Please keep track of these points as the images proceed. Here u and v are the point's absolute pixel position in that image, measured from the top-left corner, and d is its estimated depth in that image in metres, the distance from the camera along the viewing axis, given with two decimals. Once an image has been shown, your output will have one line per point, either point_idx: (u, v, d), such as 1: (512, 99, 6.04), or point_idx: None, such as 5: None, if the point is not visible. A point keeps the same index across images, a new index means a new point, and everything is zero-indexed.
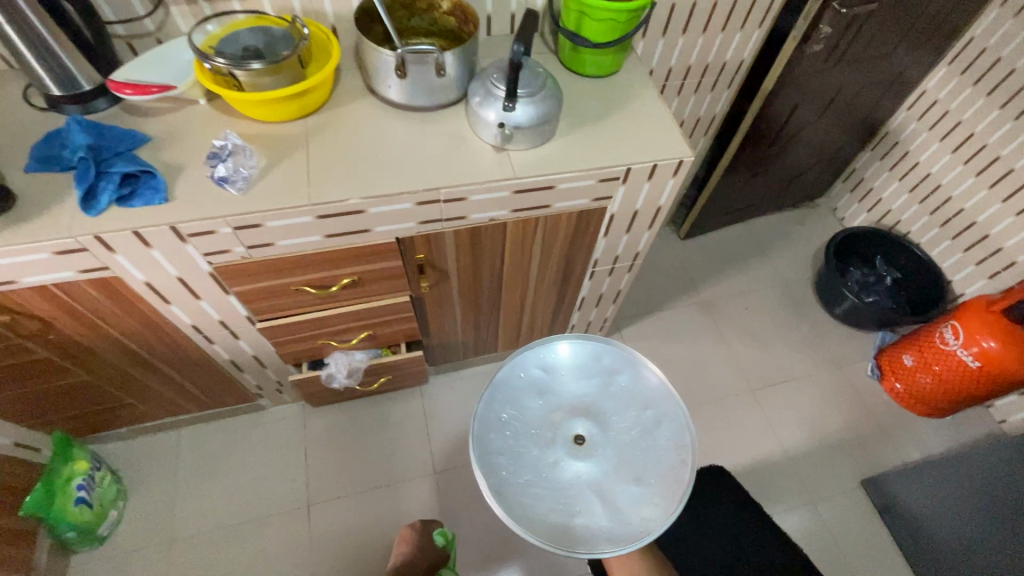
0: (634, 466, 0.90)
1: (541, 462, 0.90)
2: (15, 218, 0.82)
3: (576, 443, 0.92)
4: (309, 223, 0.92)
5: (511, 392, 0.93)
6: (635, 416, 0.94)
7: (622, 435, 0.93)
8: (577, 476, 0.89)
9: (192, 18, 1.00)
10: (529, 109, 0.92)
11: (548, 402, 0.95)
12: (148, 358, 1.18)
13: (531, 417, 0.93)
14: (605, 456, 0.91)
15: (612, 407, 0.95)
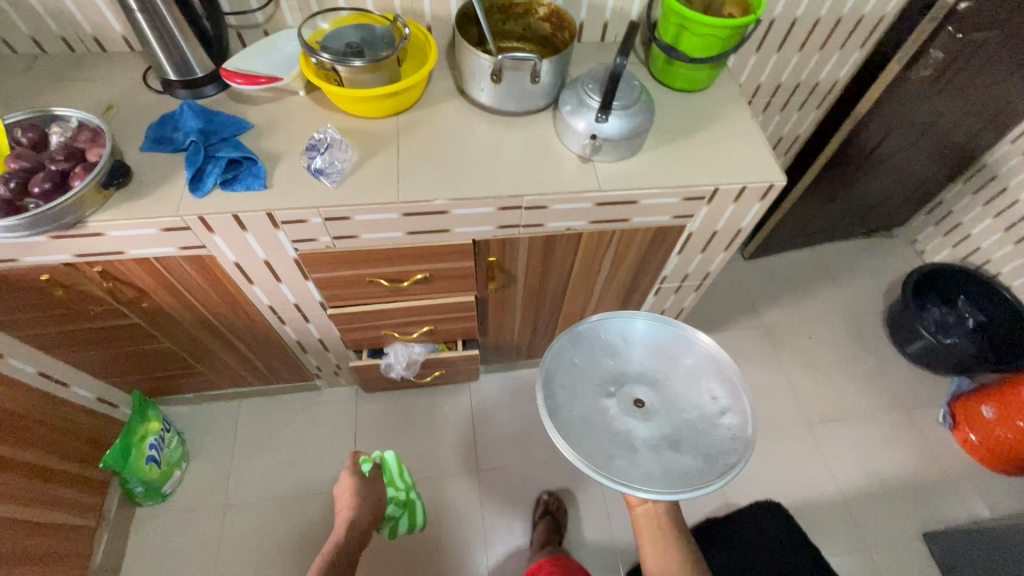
0: (691, 443, 0.87)
1: (594, 405, 0.90)
2: (130, 194, 0.88)
3: (633, 401, 0.90)
4: (394, 220, 0.94)
5: (584, 343, 0.95)
6: (699, 401, 0.92)
7: (684, 412, 0.90)
8: (627, 430, 0.88)
9: (299, 13, 1.04)
10: (621, 122, 0.91)
11: (615, 360, 0.95)
12: (225, 332, 1.24)
13: (594, 369, 0.94)
14: (662, 424, 0.89)
15: (679, 386, 0.93)
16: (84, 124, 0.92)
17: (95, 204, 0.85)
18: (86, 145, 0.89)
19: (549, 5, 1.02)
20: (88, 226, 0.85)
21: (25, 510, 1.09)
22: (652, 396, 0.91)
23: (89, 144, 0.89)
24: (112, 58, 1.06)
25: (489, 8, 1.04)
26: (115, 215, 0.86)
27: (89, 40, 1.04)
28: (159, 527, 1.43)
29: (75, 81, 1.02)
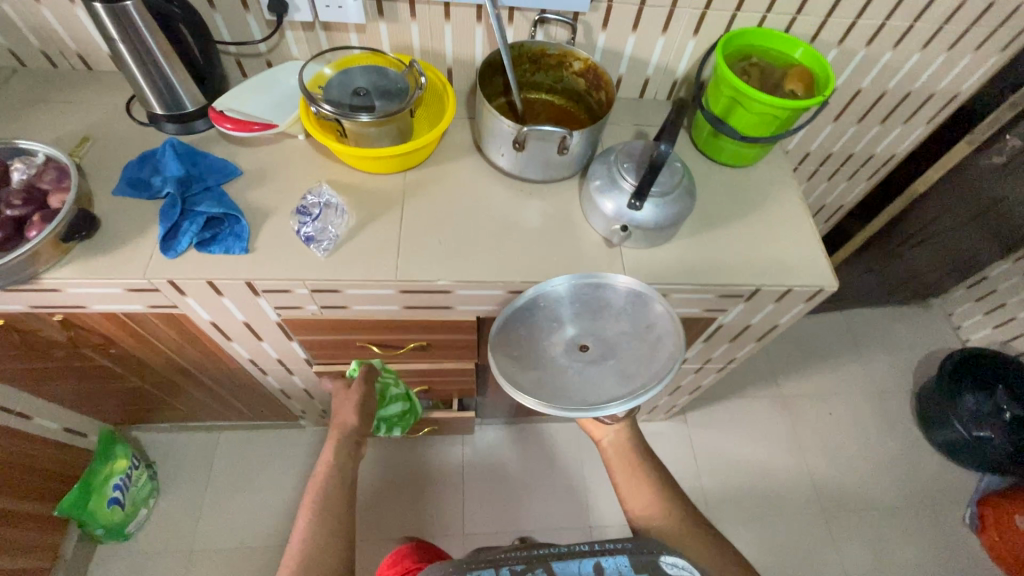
0: (639, 355, 0.77)
1: (536, 364, 0.78)
2: (93, 248, 0.77)
3: (574, 344, 0.79)
4: (390, 295, 0.83)
5: (519, 326, 0.79)
6: (642, 315, 0.78)
7: (629, 335, 0.78)
8: (576, 379, 0.76)
9: (306, 45, 0.93)
10: (657, 209, 0.79)
11: (550, 308, 0.79)
12: (202, 375, 1.14)
13: (529, 329, 0.80)
14: (616, 356, 0.78)
15: (613, 319, 0.79)
16: (52, 160, 0.81)
17: (52, 260, 0.74)
18: (51, 187, 0.78)
19: (585, 61, 0.90)
20: (42, 282, 0.75)
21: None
22: (590, 335, 0.79)
23: (54, 187, 0.79)
24: (98, 77, 0.96)
25: (518, 57, 0.92)
26: (73, 273, 0.75)
27: (73, 57, 0.94)
28: (120, 568, 1.34)
29: (53, 102, 0.92)
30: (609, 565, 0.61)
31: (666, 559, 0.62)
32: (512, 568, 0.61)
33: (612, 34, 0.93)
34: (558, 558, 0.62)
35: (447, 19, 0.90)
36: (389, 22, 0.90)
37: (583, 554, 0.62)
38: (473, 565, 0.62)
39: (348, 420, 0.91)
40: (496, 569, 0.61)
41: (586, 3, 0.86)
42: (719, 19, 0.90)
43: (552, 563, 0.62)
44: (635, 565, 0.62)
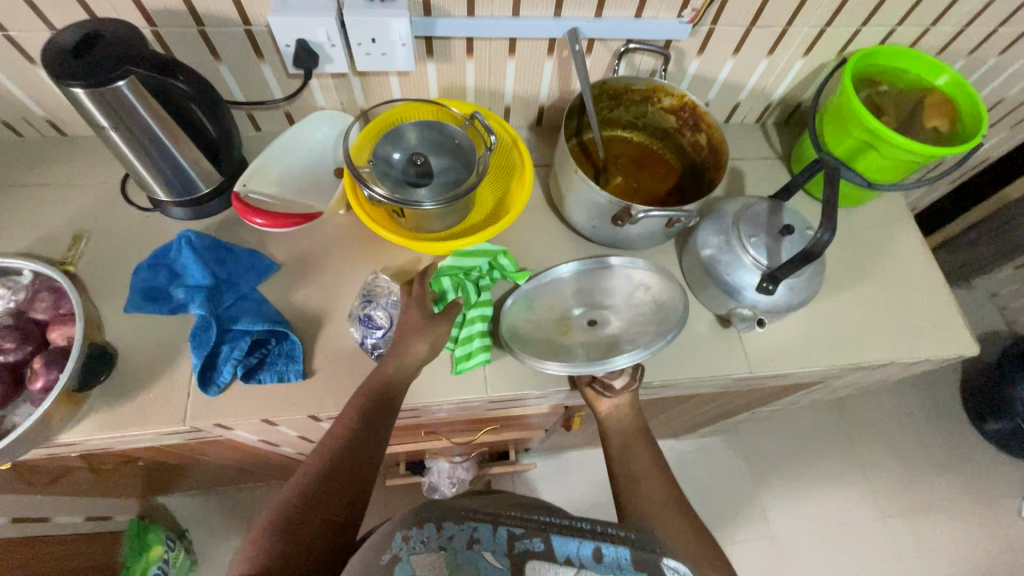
0: (647, 322, 0.70)
1: (544, 344, 0.70)
2: (114, 389, 0.63)
3: (581, 321, 0.72)
4: (475, 404, 0.71)
5: (523, 315, 0.72)
6: (653, 290, 0.72)
7: (639, 310, 0.72)
8: (590, 352, 0.69)
9: (335, 92, 0.75)
10: (789, 292, 0.67)
11: (552, 294, 0.74)
12: (233, 463, 1.00)
13: (534, 314, 0.73)
14: (625, 331, 0.70)
15: (618, 298, 0.73)
16: (41, 277, 0.66)
17: (68, 415, 0.60)
18: (48, 316, 0.63)
19: (681, 98, 0.74)
20: (58, 441, 0.61)
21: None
22: (595, 315, 0.73)
23: (51, 314, 0.63)
24: (77, 145, 0.77)
25: (597, 96, 0.76)
26: (93, 426, 0.61)
27: (42, 124, 0.75)
28: None
29: (25, 185, 0.74)
30: (612, 555, 0.39)
31: (668, 562, 0.40)
32: (510, 530, 0.40)
33: (707, 59, 0.76)
34: (561, 530, 0.40)
35: (511, 55, 0.72)
36: (439, 63, 0.72)
37: (589, 533, 0.40)
38: (473, 516, 0.41)
39: (408, 356, 0.62)
40: (495, 525, 0.40)
41: (685, 29, 0.70)
42: (838, 36, 0.75)
43: (554, 534, 0.40)
44: (639, 562, 0.39)
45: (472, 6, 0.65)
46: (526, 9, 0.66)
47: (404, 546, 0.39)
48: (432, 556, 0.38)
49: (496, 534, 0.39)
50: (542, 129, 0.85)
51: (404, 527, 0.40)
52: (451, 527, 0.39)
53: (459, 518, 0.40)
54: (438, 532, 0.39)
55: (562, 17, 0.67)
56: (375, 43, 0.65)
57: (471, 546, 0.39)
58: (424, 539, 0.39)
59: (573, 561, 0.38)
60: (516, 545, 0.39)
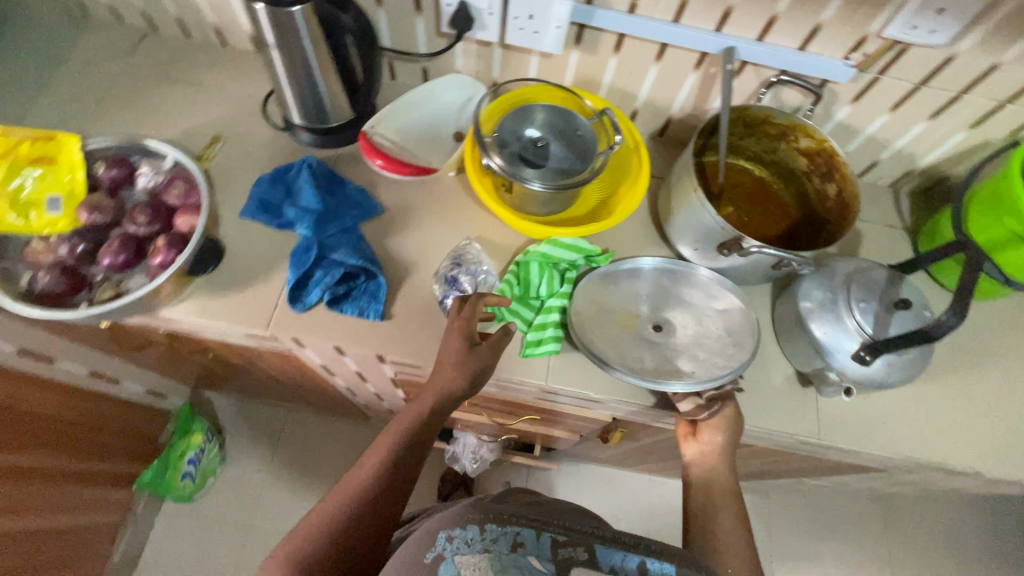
0: (711, 343, 0.68)
1: (605, 334, 0.69)
2: (215, 282, 0.68)
3: (647, 320, 0.70)
4: (530, 390, 0.72)
5: (592, 297, 0.71)
6: (727, 314, 0.70)
7: (707, 326, 0.70)
8: (647, 357, 0.68)
9: (475, 59, 0.77)
10: (887, 369, 0.63)
11: (625, 286, 0.72)
12: (283, 380, 1.06)
13: (604, 299, 0.71)
14: (688, 344, 0.69)
15: (690, 307, 0.71)
16: (179, 167, 0.71)
17: (173, 292, 0.66)
18: (178, 203, 0.69)
19: (821, 142, 0.71)
20: (158, 315, 0.67)
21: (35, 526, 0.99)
22: (663, 317, 0.71)
23: (181, 202, 0.69)
24: (232, 56, 0.83)
25: (734, 121, 0.73)
26: (190, 311, 0.66)
27: (209, 30, 0.81)
28: (179, 529, 1.36)
29: (181, 81, 0.80)
30: (658, 570, 0.40)
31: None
32: (555, 537, 0.41)
33: (860, 109, 0.72)
34: (607, 542, 0.41)
35: (657, 61, 0.71)
36: (583, 53, 0.72)
37: (635, 549, 0.41)
38: (516, 519, 0.42)
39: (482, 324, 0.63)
40: (539, 530, 0.41)
41: (847, 73, 0.66)
42: (1016, 115, 0.68)
43: (600, 543, 0.41)
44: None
45: (634, 4, 0.65)
46: (687, 18, 0.65)
47: (449, 545, 0.40)
48: (478, 557, 0.39)
49: (540, 539, 0.40)
50: (662, 140, 0.84)
51: (448, 526, 0.41)
52: (495, 530, 0.40)
53: (503, 522, 0.41)
54: (482, 535, 0.40)
55: (721, 33, 0.66)
56: (532, 20, 0.67)
57: (516, 549, 0.40)
58: (468, 540, 0.40)
59: (616, 570, 0.40)
60: (561, 553, 0.40)
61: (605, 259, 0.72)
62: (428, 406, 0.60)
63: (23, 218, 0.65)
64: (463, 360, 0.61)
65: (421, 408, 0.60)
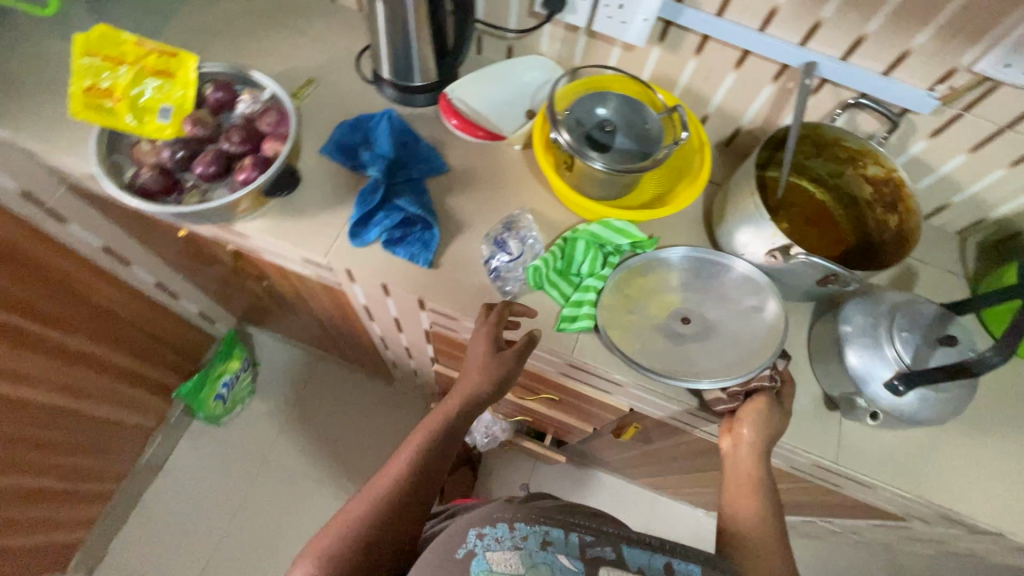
0: (738, 339, 0.69)
1: (633, 323, 0.71)
2: (287, 207, 0.74)
3: (676, 313, 0.71)
4: (554, 362, 0.74)
5: (625, 285, 0.73)
6: (758, 309, 0.70)
7: (736, 322, 0.70)
8: (674, 350, 0.69)
9: (560, 43, 0.81)
10: (920, 403, 0.62)
11: (659, 275, 0.74)
12: (325, 321, 1.13)
13: (636, 288, 0.73)
14: (715, 339, 0.70)
15: (721, 302, 0.72)
16: (275, 99, 0.77)
17: (250, 208, 0.72)
18: (268, 130, 0.75)
19: (889, 171, 0.70)
20: (233, 227, 0.73)
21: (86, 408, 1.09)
22: (692, 311, 0.71)
23: (271, 130, 0.75)
24: (337, 11, 0.90)
25: (803, 137, 0.73)
26: (262, 228, 0.73)
27: None
28: (203, 447, 1.45)
29: (288, 26, 0.88)
30: (680, 568, 0.48)
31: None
32: (582, 537, 0.48)
33: (937, 145, 0.71)
34: (631, 542, 0.49)
35: (736, 68, 0.73)
36: (664, 51, 0.75)
37: (659, 549, 0.49)
38: (544, 519, 0.49)
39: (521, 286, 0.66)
40: (566, 532, 0.48)
41: (929, 104, 0.66)
42: None
43: (624, 544, 0.49)
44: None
45: (723, 8, 0.67)
46: (774, 28, 0.67)
47: (480, 542, 0.47)
48: (508, 553, 0.46)
49: (569, 540, 0.47)
50: (728, 150, 0.84)
51: (477, 525, 0.48)
52: (525, 528, 0.47)
53: (533, 522, 0.48)
54: (513, 533, 0.47)
55: (805, 47, 0.67)
56: (621, 10, 0.70)
57: (546, 547, 0.46)
58: (497, 538, 0.47)
59: (640, 568, 0.47)
60: (588, 551, 0.47)
61: (649, 246, 0.73)
62: (456, 408, 0.64)
63: (138, 120, 0.72)
64: (488, 364, 0.66)
65: (451, 409, 0.64)
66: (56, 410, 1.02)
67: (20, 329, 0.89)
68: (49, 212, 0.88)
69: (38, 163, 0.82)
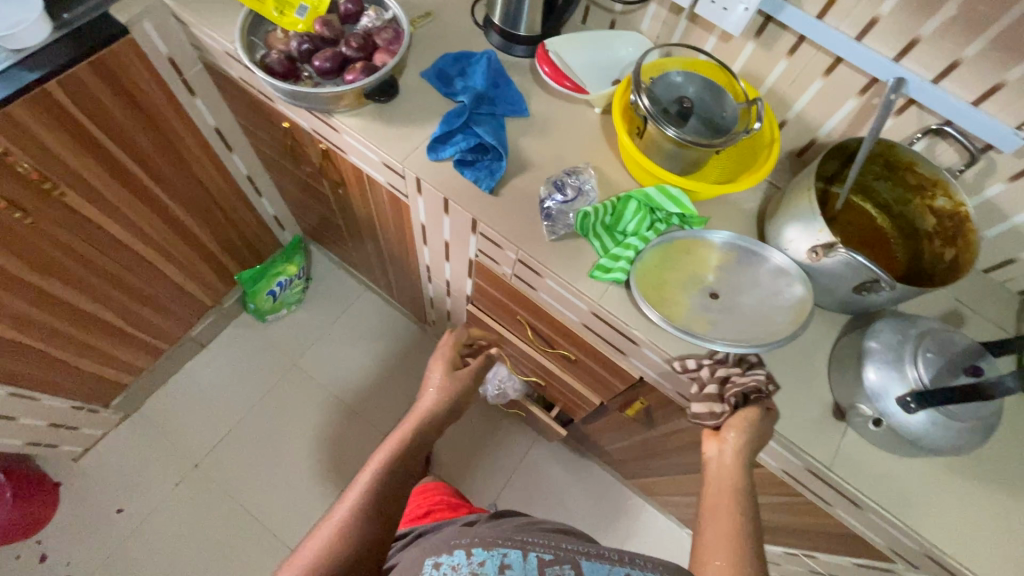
0: (762, 320, 0.71)
1: (664, 287, 0.74)
2: (381, 113, 0.83)
3: (708, 288, 0.74)
4: (579, 309, 0.78)
5: (665, 253, 0.76)
6: (789, 298, 0.72)
7: (764, 305, 0.72)
8: (697, 316, 0.72)
9: (661, 23, 0.86)
10: (931, 428, 0.61)
11: (700, 252, 0.76)
12: (380, 244, 1.21)
13: (675, 257, 0.76)
14: (740, 317, 0.72)
15: (753, 286, 0.74)
16: (395, 22, 0.86)
17: (350, 105, 0.82)
18: (382, 45, 0.84)
19: (958, 205, 0.70)
20: (331, 119, 0.83)
21: (163, 266, 1.23)
22: (724, 289, 0.74)
23: (384, 45, 0.84)
24: None
25: (875, 156, 0.74)
26: (355, 125, 0.82)
27: None
28: (245, 338, 1.58)
29: None
30: None
31: None
32: (540, 556, 0.51)
33: (1013, 189, 0.70)
34: (589, 557, 0.51)
35: (824, 75, 0.75)
36: (758, 46, 0.78)
37: (618, 562, 0.51)
38: (501, 544, 0.52)
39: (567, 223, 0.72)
40: (524, 552, 0.51)
41: (1013, 143, 0.66)
42: None
43: (582, 560, 0.51)
44: None
45: (824, 10, 0.70)
46: (870, 39, 0.69)
47: (436, 569, 0.52)
48: None
49: (526, 559, 0.50)
50: (799, 161, 0.85)
51: (435, 556, 0.53)
52: (482, 553, 0.51)
53: (489, 547, 0.52)
54: (470, 558, 0.51)
55: (898, 63, 0.68)
56: None
57: (503, 568, 0.50)
58: (453, 565, 0.51)
59: None
60: (547, 569, 0.49)
61: (696, 222, 0.76)
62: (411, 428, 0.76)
63: (280, 13, 0.84)
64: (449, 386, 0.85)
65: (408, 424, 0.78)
66: (140, 260, 1.16)
67: (134, 174, 1.03)
68: (184, 82, 1.02)
69: (188, 35, 0.96)
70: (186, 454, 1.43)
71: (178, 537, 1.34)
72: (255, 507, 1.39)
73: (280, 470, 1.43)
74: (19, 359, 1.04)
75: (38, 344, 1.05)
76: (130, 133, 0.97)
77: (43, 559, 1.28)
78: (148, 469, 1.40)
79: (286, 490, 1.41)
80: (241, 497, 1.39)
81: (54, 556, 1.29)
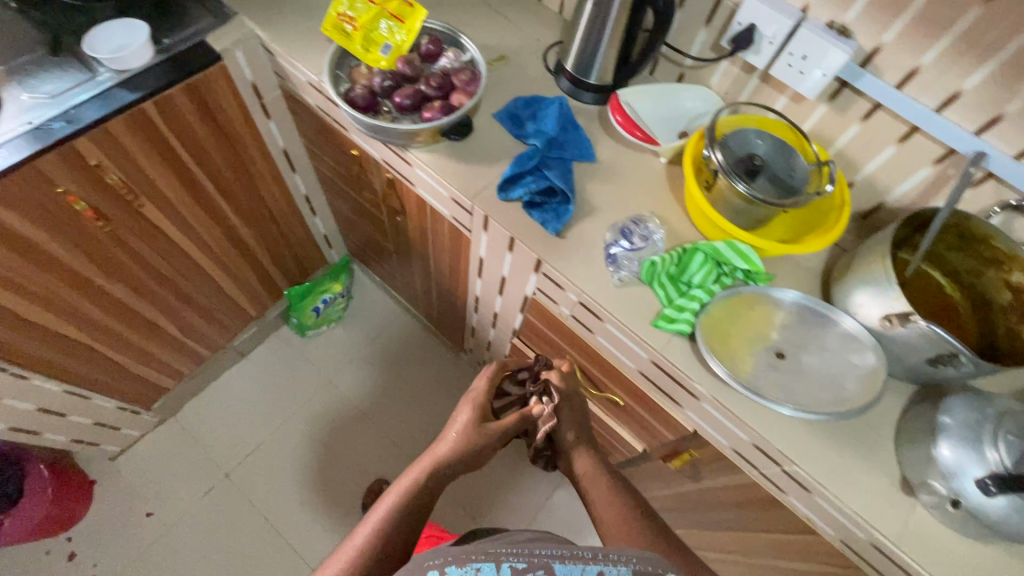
0: (828, 384, 0.71)
1: (731, 343, 0.74)
2: (454, 150, 0.86)
3: (774, 346, 0.74)
4: (639, 356, 0.77)
5: (733, 307, 0.76)
6: (856, 362, 0.72)
7: (831, 368, 0.72)
8: (764, 375, 0.72)
9: (733, 79, 0.87)
10: (1011, 513, 0.58)
11: (767, 309, 0.77)
12: (430, 270, 1.23)
13: (741, 312, 0.76)
14: (806, 378, 0.72)
15: (821, 348, 0.74)
16: (472, 64, 0.90)
17: (424, 141, 0.85)
18: (458, 86, 0.87)
19: None
20: (406, 153, 0.86)
21: (218, 277, 1.27)
22: (790, 350, 0.74)
23: (461, 86, 0.86)
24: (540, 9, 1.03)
25: (950, 226, 0.73)
26: (428, 160, 0.85)
27: None
28: (284, 351, 1.60)
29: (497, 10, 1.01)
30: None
31: None
32: (513, 564, 0.47)
33: None
34: (563, 561, 0.47)
35: (899, 142, 0.75)
36: (830, 109, 0.79)
37: (593, 561, 0.47)
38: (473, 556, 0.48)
39: None
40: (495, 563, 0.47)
41: None
42: None
43: (556, 564, 0.47)
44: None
45: (905, 81, 0.71)
46: (950, 110, 0.69)
47: None
48: None
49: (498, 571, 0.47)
50: (866, 223, 0.84)
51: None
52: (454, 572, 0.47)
53: (461, 563, 0.48)
54: None
55: (979, 137, 0.69)
56: (803, 60, 0.76)
57: None
58: None
59: None
60: None
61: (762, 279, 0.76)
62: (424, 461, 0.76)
63: (365, 49, 0.88)
64: (472, 426, 0.77)
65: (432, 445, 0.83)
66: (200, 270, 1.20)
67: (205, 189, 1.07)
68: (262, 106, 1.07)
69: (273, 63, 1.01)
70: (217, 462, 1.44)
71: (202, 546, 1.34)
72: (280, 521, 1.38)
73: (308, 486, 1.43)
74: (79, 358, 1.07)
75: (97, 345, 1.09)
76: (209, 150, 1.02)
77: (72, 556, 1.30)
78: (180, 475, 1.41)
79: (312, 507, 1.40)
80: (267, 511, 1.39)
81: (83, 554, 1.30)
